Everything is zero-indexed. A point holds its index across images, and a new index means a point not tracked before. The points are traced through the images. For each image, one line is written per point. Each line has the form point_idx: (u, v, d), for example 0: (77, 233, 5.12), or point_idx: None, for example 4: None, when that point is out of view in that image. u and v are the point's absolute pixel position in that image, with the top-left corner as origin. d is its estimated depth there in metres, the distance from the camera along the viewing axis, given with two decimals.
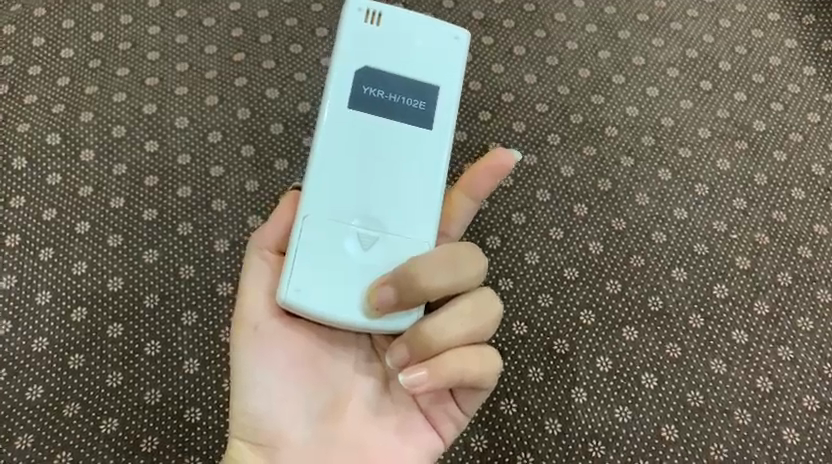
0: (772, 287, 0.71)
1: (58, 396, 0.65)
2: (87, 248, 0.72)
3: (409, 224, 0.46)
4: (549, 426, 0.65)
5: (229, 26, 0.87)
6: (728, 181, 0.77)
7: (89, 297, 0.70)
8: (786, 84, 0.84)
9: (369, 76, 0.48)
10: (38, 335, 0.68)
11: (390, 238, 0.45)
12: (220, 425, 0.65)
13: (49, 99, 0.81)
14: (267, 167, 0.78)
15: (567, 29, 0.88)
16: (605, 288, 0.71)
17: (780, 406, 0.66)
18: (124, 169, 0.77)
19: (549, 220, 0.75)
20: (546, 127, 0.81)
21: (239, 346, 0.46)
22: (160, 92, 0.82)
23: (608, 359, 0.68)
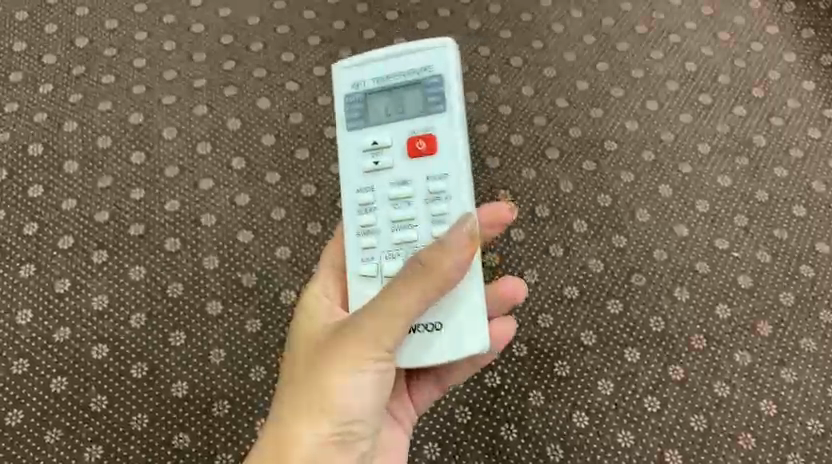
0: (775, 306, 0.70)
1: (40, 421, 0.63)
2: (71, 265, 0.70)
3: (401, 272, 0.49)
4: (550, 452, 0.63)
5: (220, 32, 0.85)
6: (729, 197, 0.76)
7: (73, 316, 0.67)
8: (786, 98, 0.83)
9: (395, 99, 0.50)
10: (19, 357, 0.65)
11: None
12: (210, 451, 0.62)
13: (31, 107, 0.78)
14: (259, 179, 0.75)
15: (565, 40, 0.87)
16: (607, 308, 0.69)
17: (785, 430, 0.64)
18: (110, 182, 0.74)
19: (549, 237, 0.73)
20: (544, 141, 0.79)
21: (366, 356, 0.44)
22: (147, 101, 0.79)
23: (610, 381, 0.66)
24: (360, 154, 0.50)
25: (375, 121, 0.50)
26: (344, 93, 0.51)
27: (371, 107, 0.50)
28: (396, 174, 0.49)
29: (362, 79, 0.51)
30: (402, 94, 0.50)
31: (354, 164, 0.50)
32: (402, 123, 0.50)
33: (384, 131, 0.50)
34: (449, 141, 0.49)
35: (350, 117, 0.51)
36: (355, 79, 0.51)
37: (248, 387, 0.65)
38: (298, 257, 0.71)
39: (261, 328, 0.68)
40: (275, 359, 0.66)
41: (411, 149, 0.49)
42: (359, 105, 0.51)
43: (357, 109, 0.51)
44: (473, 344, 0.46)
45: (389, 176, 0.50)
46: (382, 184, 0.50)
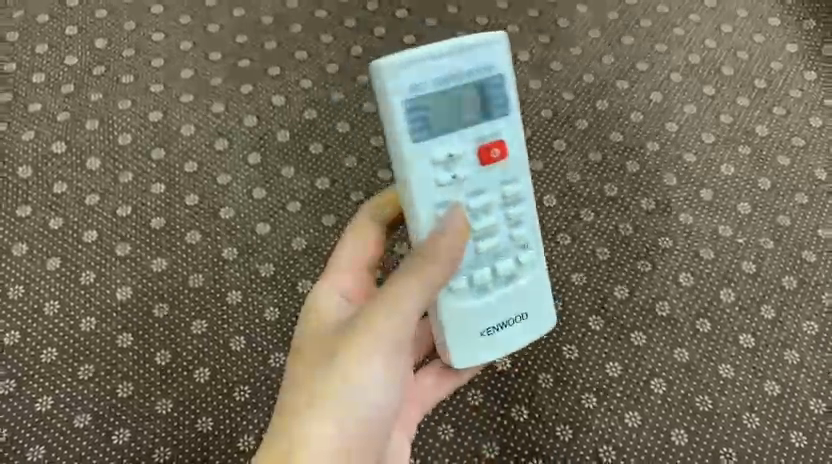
0: (778, 290, 0.72)
1: (69, 407, 0.65)
2: (96, 258, 0.72)
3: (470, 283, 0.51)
4: (560, 432, 0.65)
5: (234, 32, 0.88)
6: (732, 186, 0.78)
7: (98, 307, 0.70)
8: (788, 88, 0.85)
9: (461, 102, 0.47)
10: (47, 345, 0.68)
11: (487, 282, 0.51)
12: (233, 433, 0.65)
13: (53, 107, 0.81)
14: (274, 174, 0.78)
15: (571, 35, 0.89)
16: (614, 293, 0.72)
17: (788, 410, 0.66)
18: (131, 178, 0.77)
19: (556, 226, 0.75)
20: (551, 133, 0.81)
21: (369, 349, 0.45)
22: (165, 99, 0.82)
23: (618, 364, 0.68)
24: (434, 169, 0.48)
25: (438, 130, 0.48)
26: (404, 100, 0.46)
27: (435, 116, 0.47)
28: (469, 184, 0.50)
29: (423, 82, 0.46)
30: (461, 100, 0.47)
31: (428, 178, 0.48)
32: (468, 128, 0.48)
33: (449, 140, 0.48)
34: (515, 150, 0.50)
35: (412, 142, 0.47)
36: (414, 82, 0.46)
37: (268, 372, 0.67)
38: (314, 248, 0.74)
39: (280, 316, 0.70)
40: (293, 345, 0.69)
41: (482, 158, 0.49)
42: (421, 114, 0.47)
43: (419, 115, 0.47)
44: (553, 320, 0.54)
45: (465, 186, 0.49)
46: (459, 194, 0.49)
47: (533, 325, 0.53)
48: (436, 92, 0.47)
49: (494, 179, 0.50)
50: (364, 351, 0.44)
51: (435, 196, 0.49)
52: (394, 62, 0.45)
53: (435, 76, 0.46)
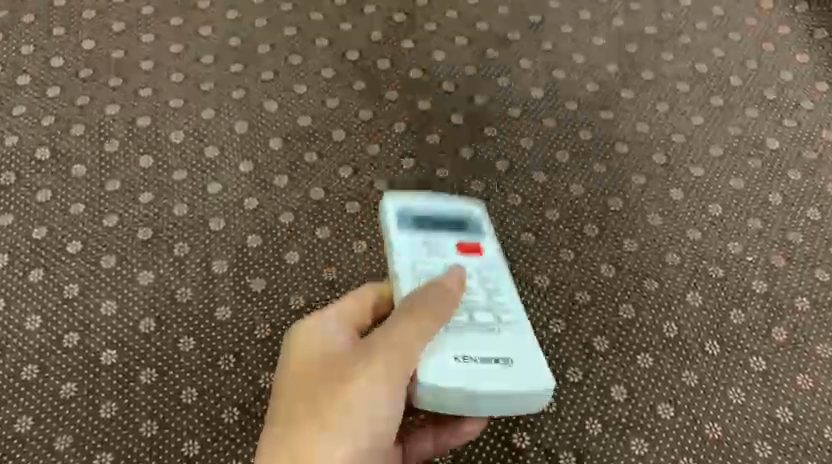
0: (789, 310, 0.69)
1: (49, 427, 0.62)
2: (80, 270, 0.69)
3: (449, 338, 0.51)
4: (563, 460, 0.62)
5: (227, 35, 0.85)
6: (741, 201, 0.75)
7: (81, 322, 0.67)
8: (799, 100, 0.82)
9: (450, 207, 0.61)
10: (28, 362, 0.65)
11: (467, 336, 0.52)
12: (221, 458, 0.62)
13: (38, 110, 0.78)
14: (267, 183, 0.75)
15: (574, 42, 0.86)
16: (619, 312, 0.69)
17: (800, 437, 0.63)
18: (118, 186, 0.74)
19: (560, 241, 0.73)
20: (554, 144, 0.79)
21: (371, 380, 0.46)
22: (155, 104, 0.79)
23: (623, 388, 0.65)
24: (416, 245, 0.57)
25: (423, 228, 0.59)
26: (395, 205, 0.60)
27: (420, 214, 0.60)
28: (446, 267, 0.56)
29: (412, 206, 0.60)
30: (446, 212, 0.60)
31: (413, 256, 0.56)
32: (450, 209, 0.61)
33: (430, 235, 0.58)
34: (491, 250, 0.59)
35: (403, 227, 0.58)
36: (407, 204, 0.60)
37: (257, 393, 0.64)
38: (308, 261, 0.71)
39: (271, 334, 0.67)
40: None
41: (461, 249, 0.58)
42: (405, 219, 0.59)
43: (405, 220, 0.59)
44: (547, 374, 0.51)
45: (445, 259, 0.57)
46: (440, 269, 0.56)
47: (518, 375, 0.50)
48: (425, 207, 0.60)
49: (472, 266, 0.57)
50: (363, 393, 0.46)
51: (412, 275, 0.55)
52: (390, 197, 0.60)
53: (425, 199, 0.60)
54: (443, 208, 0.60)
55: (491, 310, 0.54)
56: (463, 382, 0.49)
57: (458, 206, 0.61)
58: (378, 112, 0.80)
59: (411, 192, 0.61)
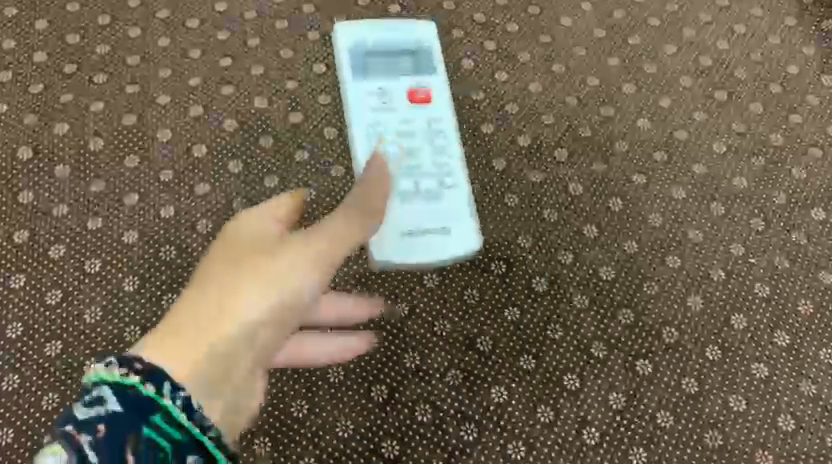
0: (815, 286, 0.72)
1: (74, 403, 0.65)
2: (102, 246, 0.71)
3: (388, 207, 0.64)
4: (587, 435, 0.66)
5: (244, 7, 0.84)
6: (744, 203, 0.76)
7: (102, 296, 0.69)
8: (820, 78, 0.83)
9: (400, 40, 0.77)
10: (51, 338, 0.67)
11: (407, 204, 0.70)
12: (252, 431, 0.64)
13: (56, 88, 0.78)
14: (288, 160, 0.77)
15: (596, 15, 0.86)
16: (644, 288, 0.71)
17: (822, 410, 0.67)
18: (137, 162, 0.75)
19: (584, 218, 0.74)
20: (572, 122, 0.79)
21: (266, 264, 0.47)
22: (172, 81, 0.79)
23: (648, 362, 0.69)
24: (370, 94, 0.74)
25: (378, 76, 0.75)
26: (351, 46, 0.76)
27: (374, 63, 0.76)
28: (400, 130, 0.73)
29: (364, 40, 0.75)
30: (403, 53, 0.77)
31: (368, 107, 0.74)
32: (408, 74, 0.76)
33: (383, 80, 0.75)
34: (440, 100, 0.76)
35: (355, 66, 0.75)
36: (361, 36, 0.76)
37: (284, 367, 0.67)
38: None
39: None
40: None
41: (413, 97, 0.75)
42: (359, 57, 0.76)
43: (360, 58, 0.76)
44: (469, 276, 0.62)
45: (398, 114, 0.73)
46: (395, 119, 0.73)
47: None
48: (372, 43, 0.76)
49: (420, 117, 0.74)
50: (257, 287, 0.46)
51: (366, 120, 0.73)
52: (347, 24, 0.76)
53: (384, 33, 0.76)
54: (388, 48, 0.76)
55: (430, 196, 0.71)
56: None
57: (420, 32, 0.77)
58: None
59: (370, 25, 0.76)
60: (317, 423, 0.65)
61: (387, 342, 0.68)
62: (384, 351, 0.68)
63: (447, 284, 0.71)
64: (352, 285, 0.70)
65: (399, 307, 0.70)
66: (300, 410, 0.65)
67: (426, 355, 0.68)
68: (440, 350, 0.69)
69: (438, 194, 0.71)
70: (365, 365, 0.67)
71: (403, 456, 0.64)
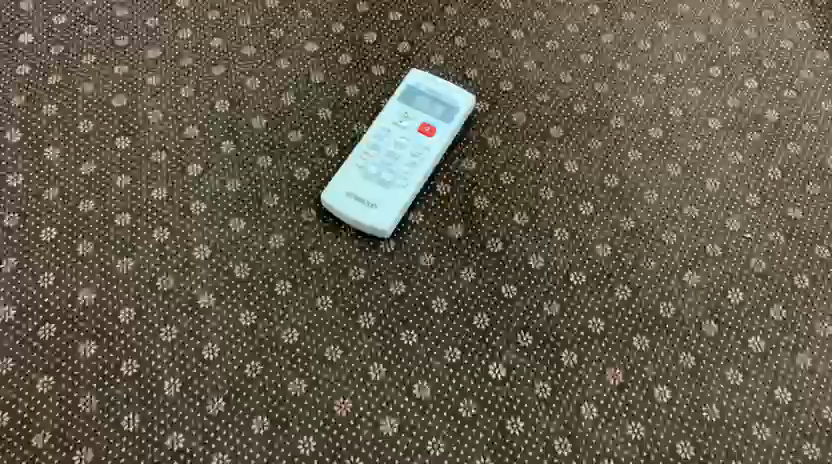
0: (812, 260, 0.69)
1: (26, 423, 0.59)
2: (55, 257, 0.67)
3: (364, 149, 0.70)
4: (559, 446, 0.60)
5: (205, 7, 0.81)
6: (741, 175, 0.73)
7: (57, 313, 0.64)
8: (800, 70, 0.80)
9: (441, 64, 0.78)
10: (2, 355, 0.62)
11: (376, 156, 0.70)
12: (209, 452, 0.59)
13: (9, 90, 0.75)
14: (250, 164, 0.72)
15: (569, 9, 0.83)
16: (615, 293, 0.66)
17: (819, 387, 0.63)
18: (93, 168, 0.71)
19: (554, 219, 0.70)
20: (548, 118, 0.76)
21: None
22: (130, 82, 0.76)
23: (619, 371, 0.63)
24: (406, 89, 0.74)
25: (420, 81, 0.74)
26: None
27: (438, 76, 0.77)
28: (406, 115, 0.72)
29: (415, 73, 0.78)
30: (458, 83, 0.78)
31: (411, 95, 0.74)
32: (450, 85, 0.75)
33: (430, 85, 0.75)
34: (453, 126, 0.72)
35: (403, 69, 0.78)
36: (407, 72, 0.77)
37: (245, 382, 0.62)
38: (294, 245, 0.68)
39: (256, 321, 0.64)
40: (270, 355, 0.63)
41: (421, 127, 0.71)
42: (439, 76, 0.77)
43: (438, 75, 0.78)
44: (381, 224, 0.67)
45: (415, 104, 0.73)
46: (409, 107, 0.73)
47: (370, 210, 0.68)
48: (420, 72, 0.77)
49: (429, 114, 0.72)
50: None
51: (397, 101, 0.73)
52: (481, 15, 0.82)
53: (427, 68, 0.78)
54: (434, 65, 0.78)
55: (399, 160, 0.70)
56: (352, 194, 0.68)
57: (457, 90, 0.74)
58: (365, 88, 0.77)
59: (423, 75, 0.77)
60: (276, 443, 0.60)
61: (351, 354, 0.63)
62: (351, 362, 0.63)
63: (415, 291, 0.66)
64: (315, 294, 0.66)
65: (365, 318, 0.65)
66: (262, 427, 0.60)
67: (393, 367, 0.63)
68: (402, 363, 0.63)
69: (395, 172, 0.69)
70: (332, 379, 0.62)
71: None
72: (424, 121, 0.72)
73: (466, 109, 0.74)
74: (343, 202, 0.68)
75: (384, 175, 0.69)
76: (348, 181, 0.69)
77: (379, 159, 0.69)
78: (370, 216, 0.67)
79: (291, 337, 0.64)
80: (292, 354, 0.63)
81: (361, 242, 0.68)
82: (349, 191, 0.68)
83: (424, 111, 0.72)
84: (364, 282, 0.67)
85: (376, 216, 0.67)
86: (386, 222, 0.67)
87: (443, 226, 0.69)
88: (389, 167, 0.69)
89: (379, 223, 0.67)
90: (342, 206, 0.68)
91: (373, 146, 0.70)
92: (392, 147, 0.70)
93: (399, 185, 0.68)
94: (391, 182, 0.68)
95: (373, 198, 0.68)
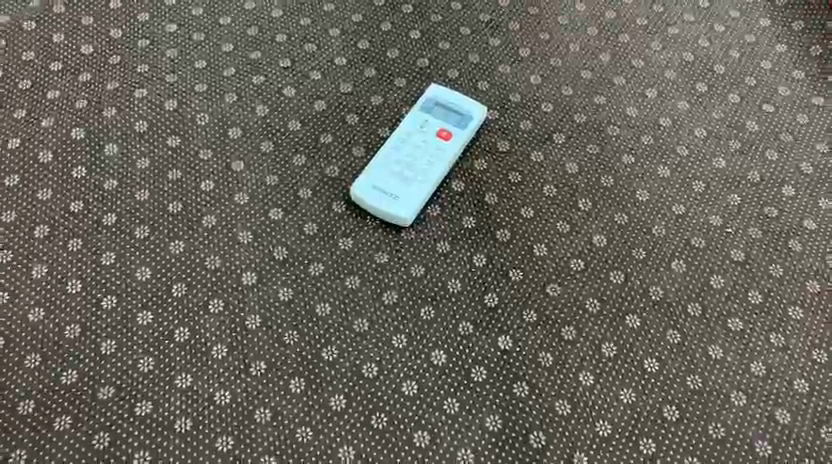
0: (785, 253, 0.77)
1: (92, 380, 0.68)
2: (115, 239, 0.75)
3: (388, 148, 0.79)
4: (559, 407, 0.68)
5: (245, 24, 0.91)
6: (723, 177, 0.82)
7: (118, 286, 0.73)
8: (777, 87, 0.89)
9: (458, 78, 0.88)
10: (70, 322, 0.71)
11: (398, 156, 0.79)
12: (252, 407, 0.67)
13: (72, 94, 0.84)
14: (287, 161, 0.81)
15: (570, 32, 0.93)
16: (610, 278, 0.75)
17: (791, 362, 0.71)
18: (147, 164, 0.80)
19: (556, 214, 0.79)
20: (551, 126, 0.85)
21: None
22: (179, 89, 0.86)
23: (613, 345, 0.71)
24: (427, 99, 0.83)
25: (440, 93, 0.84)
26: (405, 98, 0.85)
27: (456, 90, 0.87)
28: (426, 121, 0.81)
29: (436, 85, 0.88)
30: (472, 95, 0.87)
31: (431, 105, 0.83)
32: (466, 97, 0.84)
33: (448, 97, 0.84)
34: (467, 132, 0.81)
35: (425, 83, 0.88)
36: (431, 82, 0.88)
37: (283, 349, 0.70)
38: (326, 232, 0.77)
39: (293, 296, 0.73)
40: (306, 326, 0.72)
41: (439, 132, 0.81)
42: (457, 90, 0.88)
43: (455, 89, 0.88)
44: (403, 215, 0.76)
45: (435, 112, 0.82)
46: (429, 115, 0.82)
47: (393, 202, 0.76)
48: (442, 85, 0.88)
49: (447, 121, 0.82)
50: None
51: (418, 110, 0.82)
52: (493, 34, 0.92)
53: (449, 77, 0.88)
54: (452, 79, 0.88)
55: (420, 159, 0.79)
56: (377, 188, 0.77)
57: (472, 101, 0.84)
58: (388, 97, 0.86)
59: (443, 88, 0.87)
60: (310, 400, 0.68)
61: (376, 326, 0.72)
62: (377, 332, 0.71)
63: (433, 273, 0.75)
64: (345, 274, 0.74)
65: (388, 296, 0.73)
66: (298, 387, 0.68)
67: (413, 338, 0.71)
68: (421, 335, 0.71)
69: (416, 170, 0.78)
70: (361, 347, 0.71)
71: (391, 429, 0.67)
72: (443, 127, 0.81)
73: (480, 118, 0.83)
74: (368, 195, 0.77)
75: (407, 172, 0.78)
76: (374, 177, 0.77)
77: (402, 158, 0.78)
78: (393, 207, 0.76)
79: (323, 311, 0.72)
80: (325, 325, 0.72)
81: (384, 230, 0.77)
82: (375, 185, 0.77)
83: (442, 119, 0.82)
84: (388, 265, 0.75)
85: (399, 208, 0.76)
86: (408, 212, 0.76)
87: (459, 218, 0.78)
88: (411, 165, 0.78)
89: (401, 214, 0.76)
90: (368, 198, 0.77)
91: (397, 148, 0.79)
92: (414, 149, 0.79)
93: (419, 182, 0.77)
94: (412, 178, 0.77)
95: (396, 192, 0.77)
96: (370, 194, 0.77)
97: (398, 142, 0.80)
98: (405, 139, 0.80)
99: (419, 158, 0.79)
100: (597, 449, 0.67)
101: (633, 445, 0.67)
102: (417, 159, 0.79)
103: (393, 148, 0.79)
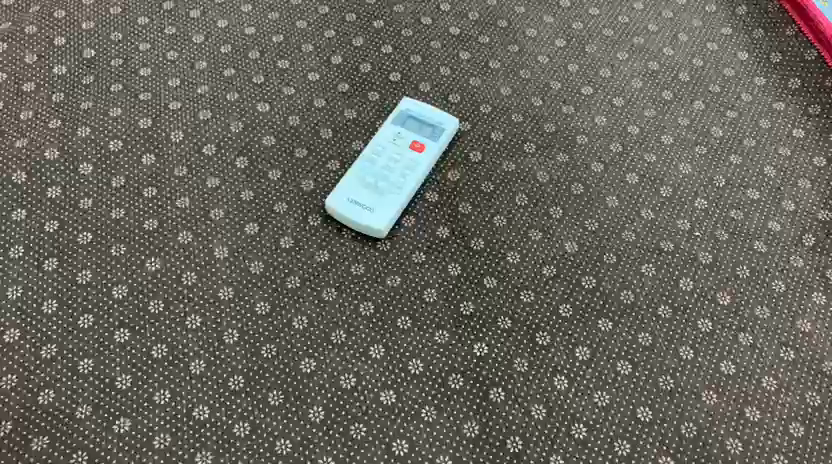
0: (751, 254, 0.79)
1: (70, 399, 0.68)
2: (91, 258, 0.76)
3: (363, 161, 0.80)
4: (535, 412, 0.69)
5: (219, 42, 0.92)
6: (690, 182, 0.84)
7: (95, 304, 0.73)
8: (739, 93, 0.92)
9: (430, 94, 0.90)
10: (47, 342, 0.71)
11: (373, 168, 0.80)
12: (231, 421, 0.68)
13: (45, 114, 0.85)
14: (261, 176, 0.82)
15: (538, 44, 0.95)
16: (582, 283, 0.77)
17: (759, 360, 0.73)
18: (122, 182, 0.81)
19: (528, 221, 0.80)
20: (522, 136, 0.87)
21: None
22: (153, 107, 0.86)
23: (586, 348, 0.73)
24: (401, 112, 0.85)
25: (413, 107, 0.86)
26: None
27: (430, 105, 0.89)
28: (401, 134, 0.83)
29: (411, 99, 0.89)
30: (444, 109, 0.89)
31: (405, 118, 0.84)
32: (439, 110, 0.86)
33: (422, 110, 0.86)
34: (440, 144, 0.83)
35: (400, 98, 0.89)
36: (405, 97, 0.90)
37: (261, 363, 0.71)
38: (302, 245, 0.78)
39: (271, 310, 0.74)
40: (284, 338, 0.72)
41: (413, 145, 0.82)
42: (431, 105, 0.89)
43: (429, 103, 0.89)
44: (378, 225, 0.77)
45: (409, 125, 0.84)
46: (404, 129, 0.83)
47: (368, 214, 0.77)
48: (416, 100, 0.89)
49: (421, 133, 0.83)
50: None
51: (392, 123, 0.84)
52: (463, 47, 0.94)
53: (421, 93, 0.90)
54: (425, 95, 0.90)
55: (394, 171, 0.80)
56: (353, 200, 0.78)
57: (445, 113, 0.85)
58: (362, 111, 0.88)
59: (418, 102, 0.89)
60: (289, 412, 0.69)
61: (354, 337, 0.73)
62: (354, 343, 0.72)
63: (408, 283, 0.76)
64: (321, 287, 0.75)
65: (365, 306, 0.74)
66: (277, 399, 0.69)
67: (390, 347, 0.72)
68: (398, 344, 0.72)
69: (391, 182, 0.79)
70: (339, 358, 0.71)
71: (370, 438, 0.68)
72: (416, 140, 0.82)
73: (453, 131, 0.84)
74: (344, 208, 0.78)
75: (382, 184, 0.79)
76: (349, 190, 0.79)
77: (377, 171, 0.80)
78: (368, 219, 0.77)
79: (301, 324, 0.73)
80: (303, 338, 0.72)
81: (360, 242, 0.78)
82: (350, 198, 0.78)
83: (416, 132, 0.83)
84: (364, 276, 0.76)
85: (374, 219, 0.77)
86: (383, 223, 0.77)
87: (433, 228, 0.79)
88: (385, 177, 0.79)
89: (376, 225, 0.77)
90: (343, 211, 0.78)
91: (371, 161, 0.80)
92: (388, 161, 0.80)
93: (394, 193, 0.78)
94: (387, 190, 0.79)
95: (371, 203, 0.78)
96: (345, 206, 0.78)
97: (372, 155, 0.81)
98: (380, 152, 0.81)
99: (393, 169, 0.80)
100: (573, 451, 0.68)
101: (608, 447, 0.68)
102: (391, 171, 0.80)
103: (367, 161, 0.80)
